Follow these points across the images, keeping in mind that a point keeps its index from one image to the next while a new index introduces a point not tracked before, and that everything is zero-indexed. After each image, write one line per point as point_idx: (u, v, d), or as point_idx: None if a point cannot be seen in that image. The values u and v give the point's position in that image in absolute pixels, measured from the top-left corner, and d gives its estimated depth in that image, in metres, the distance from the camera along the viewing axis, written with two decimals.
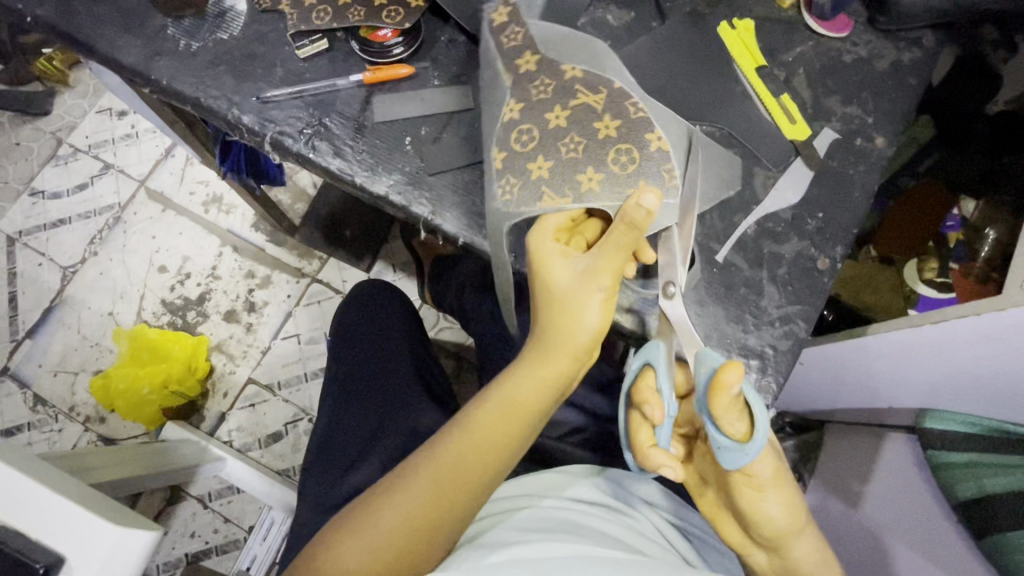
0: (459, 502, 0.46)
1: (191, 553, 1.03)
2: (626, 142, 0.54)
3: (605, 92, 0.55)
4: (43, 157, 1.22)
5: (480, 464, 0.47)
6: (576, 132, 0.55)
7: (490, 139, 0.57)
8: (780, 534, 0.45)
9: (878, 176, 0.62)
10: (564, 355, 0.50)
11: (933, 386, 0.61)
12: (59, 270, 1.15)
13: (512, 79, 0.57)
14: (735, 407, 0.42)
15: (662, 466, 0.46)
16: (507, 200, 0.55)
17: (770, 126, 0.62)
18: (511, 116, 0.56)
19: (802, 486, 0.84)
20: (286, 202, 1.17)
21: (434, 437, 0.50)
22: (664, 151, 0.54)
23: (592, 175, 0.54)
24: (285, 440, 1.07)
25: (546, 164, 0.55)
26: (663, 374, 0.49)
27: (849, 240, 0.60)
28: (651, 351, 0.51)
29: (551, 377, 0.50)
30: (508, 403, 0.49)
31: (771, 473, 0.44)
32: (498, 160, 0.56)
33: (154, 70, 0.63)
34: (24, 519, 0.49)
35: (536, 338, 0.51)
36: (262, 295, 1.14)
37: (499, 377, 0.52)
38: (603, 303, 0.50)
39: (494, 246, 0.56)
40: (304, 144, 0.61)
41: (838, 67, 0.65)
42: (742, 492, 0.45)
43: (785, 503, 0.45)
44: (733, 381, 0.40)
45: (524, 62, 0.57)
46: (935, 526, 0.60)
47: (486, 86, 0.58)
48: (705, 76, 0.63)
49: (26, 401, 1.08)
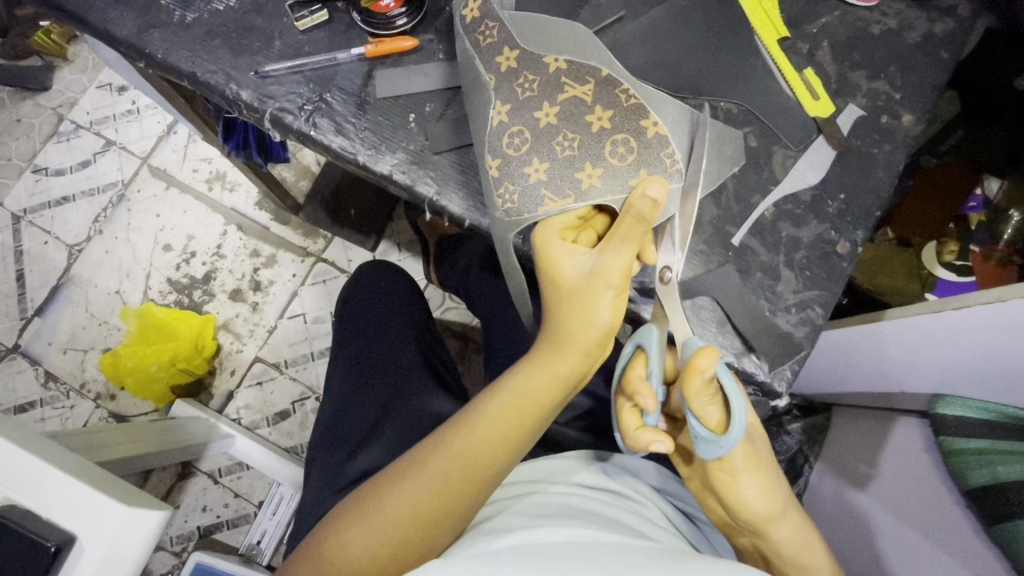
0: (467, 493, 0.46)
1: (203, 527, 1.05)
2: (622, 132, 0.52)
3: (592, 82, 0.53)
4: (45, 134, 1.21)
5: (490, 457, 0.47)
6: (568, 128, 0.53)
7: (482, 146, 0.55)
8: (759, 519, 0.45)
9: (903, 155, 0.59)
10: (574, 351, 0.49)
11: (946, 372, 0.60)
12: (65, 249, 1.15)
13: (494, 81, 0.55)
14: (708, 391, 0.42)
15: (653, 442, 0.44)
16: (509, 209, 0.53)
17: (791, 102, 0.60)
18: (501, 119, 0.54)
19: (809, 468, 0.83)
20: (290, 179, 1.15)
21: (445, 428, 0.49)
22: (662, 135, 0.52)
23: (591, 171, 0.52)
24: (293, 418, 1.08)
25: (543, 166, 0.53)
26: (654, 357, 0.49)
27: (871, 223, 0.58)
28: (643, 334, 0.50)
29: (564, 373, 0.49)
30: (520, 398, 0.48)
31: (742, 457, 0.43)
32: (494, 167, 0.54)
33: (149, 43, 0.61)
34: (35, 498, 0.49)
35: (548, 335, 0.50)
36: (267, 274, 1.13)
37: (511, 370, 0.51)
38: (613, 301, 0.48)
39: (502, 256, 0.55)
40: (305, 121, 0.59)
41: (865, 40, 0.62)
42: (717, 476, 0.45)
43: (761, 488, 0.44)
44: (706, 366, 0.41)
45: (504, 59, 0.55)
46: (944, 512, 0.58)
47: (488, 60, 0.55)
48: (722, 49, 0.60)
49: (37, 378, 1.09)
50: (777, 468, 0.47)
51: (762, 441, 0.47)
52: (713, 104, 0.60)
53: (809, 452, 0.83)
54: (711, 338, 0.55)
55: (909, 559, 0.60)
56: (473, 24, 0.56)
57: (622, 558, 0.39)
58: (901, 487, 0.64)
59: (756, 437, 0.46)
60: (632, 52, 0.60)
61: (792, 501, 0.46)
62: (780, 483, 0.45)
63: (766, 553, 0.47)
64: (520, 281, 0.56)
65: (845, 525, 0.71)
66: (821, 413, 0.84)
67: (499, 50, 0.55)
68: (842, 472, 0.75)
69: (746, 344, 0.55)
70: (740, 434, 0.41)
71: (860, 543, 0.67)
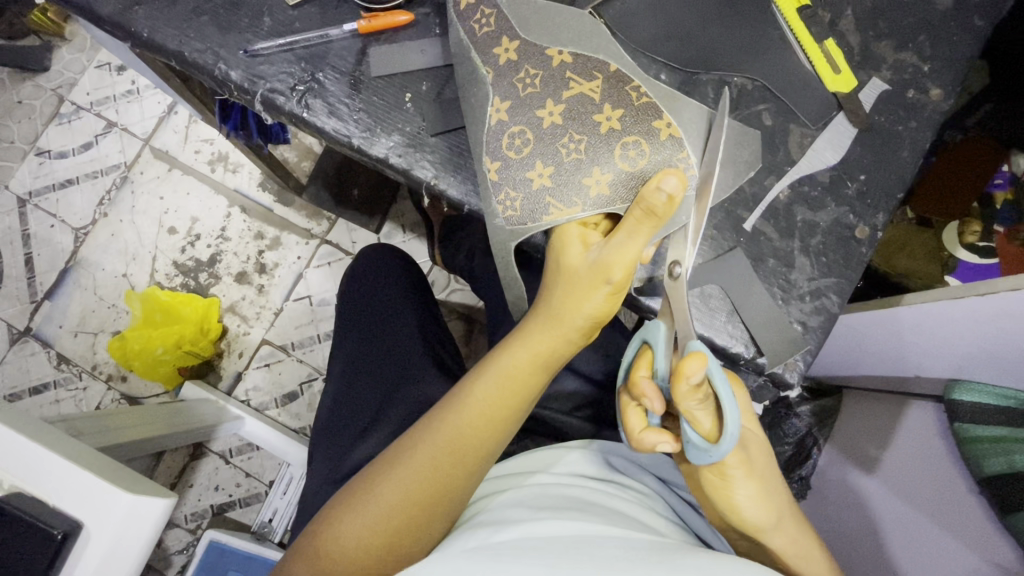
0: (458, 477, 0.46)
1: (216, 505, 1.06)
2: (634, 133, 0.50)
3: (601, 77, 0.52)
4: (46, 116, 1.19)
5: (476, 438, 0.47)
6: (575, 129, 0.51)
7: (479, 147, 0.53)
8: (753, 524, 0.43)
9: (930, 133, 0.56)
10: (561, 332, 0.48)
11: (963, 359, 0.57)
12: (71, 232, 1.15)
13: (493, 74, 0.53)
14: (698, 396, 0.40)
15: (658, 443, 0.42)
16: (509, 217, 0.52)
17: (811, 76, 0.57)
18: (499, 117, 0.52)
19: (817, 451, 0.78)
20: (293, 160, 1.13)
21: (432, 414, 0.49)
22: (676, 137, 0.50)
23: (599, 177, 0.50)
24: (301, 399, 1.09)
25: (547, 170, 0.51)
26: (660, 357, 0.46)
27: (893, 206, 0.55)
28: (650, 330, 0.47)
29: (548, 350, 0.48)
30: (504, 380, 0.48)
31: (739, 462, 0.41)
32: (493, 171, 0.52)
33: (134, 22, 0.59)
34: (40, 485, 0.49)
35: (537, 318, 0.49)
36: (273, 256, 1.12)
37: (496, 347, 0.51)
38: (609, 296, 0.47)
39: (501, 265, 0.54)
40: (297, 103, 0.57)
41: (893, 6, 0.58)
42: (711, 480, 0.43)
43: (755, 495, 0.42)
44: (695, 371, 0.38)
45: (502, 52, 0.53)
46: (956, 501, 0.57)
47: (482, 55, 0.53)
48: (738, 20, 0.57)
49: (49, 360, 1.10)
50: (772, 470, 0.45)
51: (757, 443, 0.45)
52: (725, 79, 0.57)
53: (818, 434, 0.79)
54: (721, 328, 0.54)
55: (914, 544, 0.59)
56: (468, 11, 0.54)
57: (624, 553, 0.38)
58: (910, 473, 0.62)
59: (751, 443, 0.44)
60: (641, 24, 0.57)
61: (788, 506, 0.45)
62: (775, 488, 0.44)
63: (763, 558, 0.46)
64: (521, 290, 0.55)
65: (849, 510, 0.69)
66: (832, 395, 0.81)
67: (497, 39, 0.53)
68: (849, 453, 0.73)
69: (758, 333, 0.53)
70: (731, 444, 0.39)
71: (864, 528, 0.66)
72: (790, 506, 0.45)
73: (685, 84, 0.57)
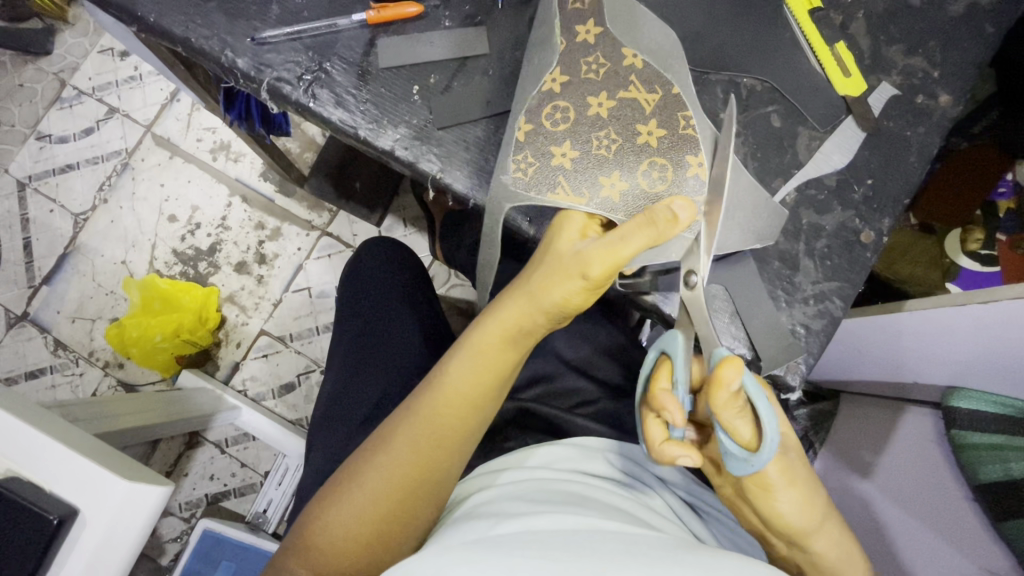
0: (440, 459, 0.46)
1: (211, 494, 1.06)
2: (664, 156, 0.50)
3: (660, 93, 0.52)
4: (47, 100, 1.18)
5: (455, 420, 0.47)
6: (614, 128, 0.51)
7: (519, 108, 0.53)
8: (795, 530, 0.42)
9: (938, 139, 0.56)
10: (537, 313, 0.47)
11: (963, 367, 0.57)
12: (71, 217, 1.14)
13: (564, 46, 0.53)
14: (736, 404, 0.40)
15: (680, 457, 0.42)
16: (518, 178, 0.52)
17: (821, 80, 0.56)
18: (552, 87, 0.52)
19: (813, 455, 0.79)
20: (295, 150, 1.13)
21: (407, 401, 0.49)
22: (701, 177, 0.50)
23: (616, 181, 0.51)
24: (297, 390, 1.09)
25: (572, 153, 0.51)
26: (680, 366, 0.45)
27: (898, 212, 0.55)
28: (668, 341, 0.47)
29: (523, 329, 0.48)
30: (475, 360, 0.48)
31: (779, 473, 0.41)
32: (522, 131, 0.52)
33: (141, 6, 0.58)
34: (36, 470, 0.49)
35: (510, 301, 0.48)
36: (273, 247, 1.12)
37: (470, 325, 0.50)
38: (583, 289, 0.46)
39: (488, 224, 0.53)
40: (304, 92, 0.57)
41: (904, 12, 0.58)
42: (750, 490, 0.42)
43: (798, 502, 0.41)
44: (732, 377, 0.39)
45: (583, 32, 0.53)
46: (957, 511, 0.56)
47: (545, 22, 0.53)
48: (748, 21, 0.57)
49: (46, 345, 1.10)
50: (815, 478, 0.44)
51: (797, 450, 0.44)
52: (735, 79, 0.56)
53: (814, 438, 0.79)
54: (723, 328, 0.54)
55: (916, 552, 0.58)
56: None
57: (627, 548, 0.38)
58: (905, 479, 0.62)
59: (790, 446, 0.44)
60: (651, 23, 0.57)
61: (832, 512, 0.43)
62: (818, 495, 0.43)
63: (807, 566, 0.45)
64: (494, 254, 0.54)
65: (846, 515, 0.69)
66: (829, 400, 0.78)
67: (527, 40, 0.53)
68: (848, 458, 0.72)
69: (758, 340, 0.53)
70: (772, 451, 0.39)
71: (862, 535, 0.65)
72: (834, 513, 0.44)
73: (694, 83, 0.57)
